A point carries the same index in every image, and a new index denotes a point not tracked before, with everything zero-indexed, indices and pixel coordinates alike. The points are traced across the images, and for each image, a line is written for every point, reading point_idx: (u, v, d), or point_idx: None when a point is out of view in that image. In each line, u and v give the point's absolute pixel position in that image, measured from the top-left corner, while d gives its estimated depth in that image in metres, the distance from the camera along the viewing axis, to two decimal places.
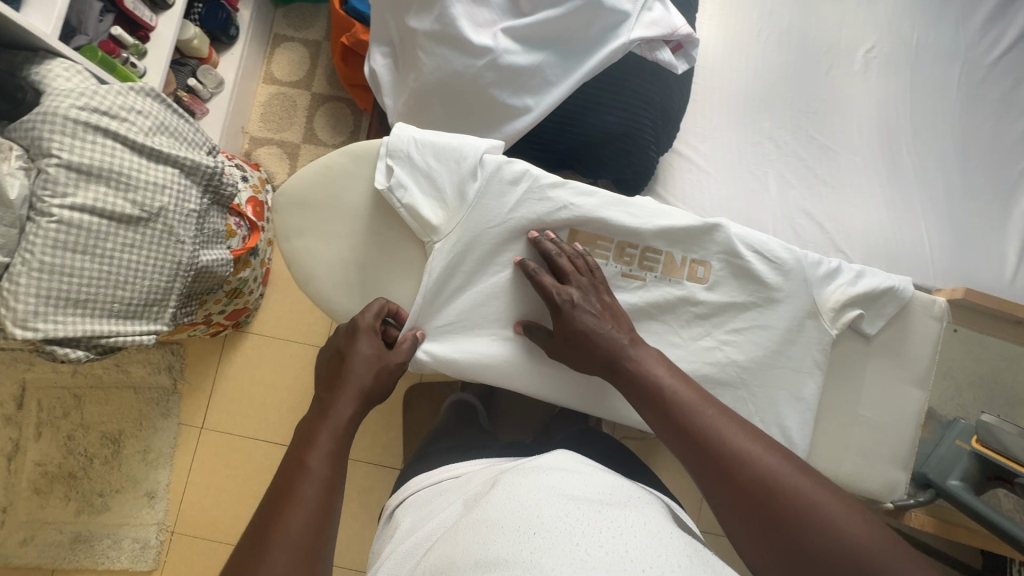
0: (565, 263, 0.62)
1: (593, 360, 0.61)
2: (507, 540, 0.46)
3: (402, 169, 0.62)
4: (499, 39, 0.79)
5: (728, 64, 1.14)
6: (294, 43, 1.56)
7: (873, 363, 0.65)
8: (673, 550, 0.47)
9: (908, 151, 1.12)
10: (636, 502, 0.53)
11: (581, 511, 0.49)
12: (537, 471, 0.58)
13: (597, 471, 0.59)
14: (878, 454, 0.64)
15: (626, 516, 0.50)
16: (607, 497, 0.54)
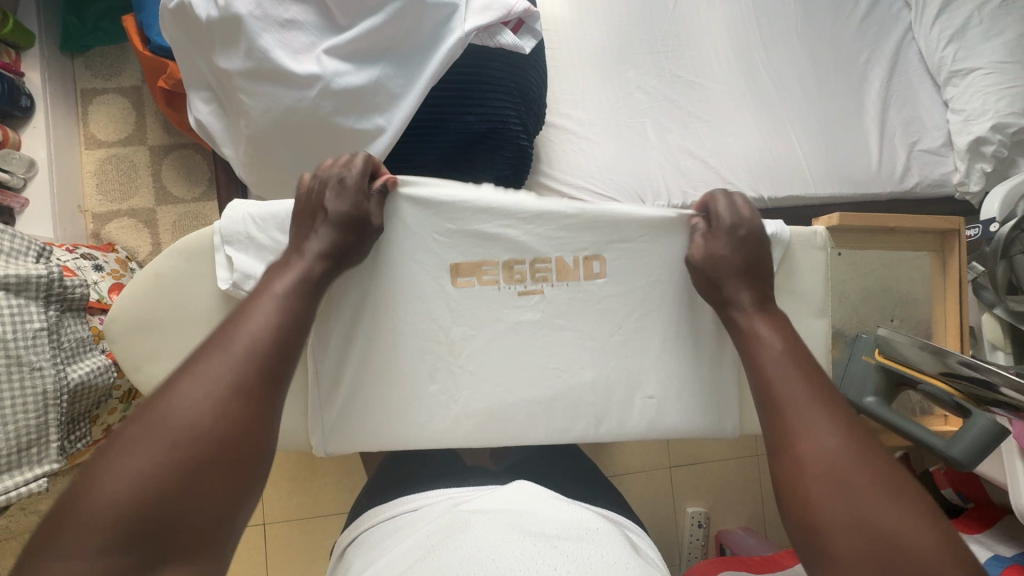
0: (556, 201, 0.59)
1: (716, 291, 0.57)
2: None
3: (248, 255, 0.51)
4: (326, 62, 0.71)
5: (579, 20, 1.11)
6: (109, 95, 1.35)
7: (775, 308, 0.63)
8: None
9: (764, 66, 1.15)
10: (592, 536, 0.53)
11: (535, 548, 0.49)
12: (497, 511, 0.57)
13: (554, 505, 0.59)
14: None
15: (583, 550, 0.50)
16: (563, 531, 0.54)
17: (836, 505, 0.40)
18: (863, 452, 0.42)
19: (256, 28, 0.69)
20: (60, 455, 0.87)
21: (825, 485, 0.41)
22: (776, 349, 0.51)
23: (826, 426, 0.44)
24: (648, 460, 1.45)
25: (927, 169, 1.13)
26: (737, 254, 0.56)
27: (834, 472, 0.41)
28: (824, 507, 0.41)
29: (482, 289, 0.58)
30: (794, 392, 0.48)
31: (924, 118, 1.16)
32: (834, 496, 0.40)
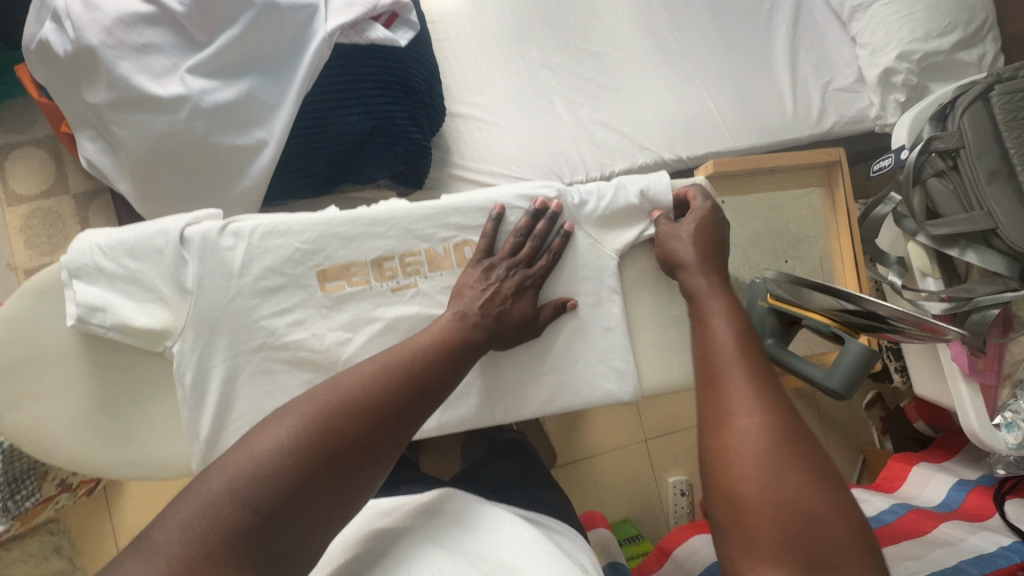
0: (555, 244, 0.58)
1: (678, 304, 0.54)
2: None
3: (99, 287, 0.50)
4: (190, 81, 0.70)
5: (474, 7, 1.09)
6: (25, 148, 1.33)
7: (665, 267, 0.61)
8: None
9: (669, 27, 1.14)
10: (516, 546, 0.49)
11: (452, 567, 0.45)
12: (416, 530, 0.52)
13: (484, 511, 0.56)
14: None
15: (498, 568, 0.46)
16: (487, 545, 0.50)
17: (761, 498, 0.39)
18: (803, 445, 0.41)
19: (111, 56, 0.67)
20: None
21: (763, 461, 0.40)
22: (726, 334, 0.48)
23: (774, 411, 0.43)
24: (622, 437, 1.45)
25: (843, 108, 1.13)
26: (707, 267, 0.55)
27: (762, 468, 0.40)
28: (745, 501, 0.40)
29: (353, 291, 0.55)
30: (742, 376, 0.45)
31: (834, 58, 1.16)
32: (768, 475, 0.39)
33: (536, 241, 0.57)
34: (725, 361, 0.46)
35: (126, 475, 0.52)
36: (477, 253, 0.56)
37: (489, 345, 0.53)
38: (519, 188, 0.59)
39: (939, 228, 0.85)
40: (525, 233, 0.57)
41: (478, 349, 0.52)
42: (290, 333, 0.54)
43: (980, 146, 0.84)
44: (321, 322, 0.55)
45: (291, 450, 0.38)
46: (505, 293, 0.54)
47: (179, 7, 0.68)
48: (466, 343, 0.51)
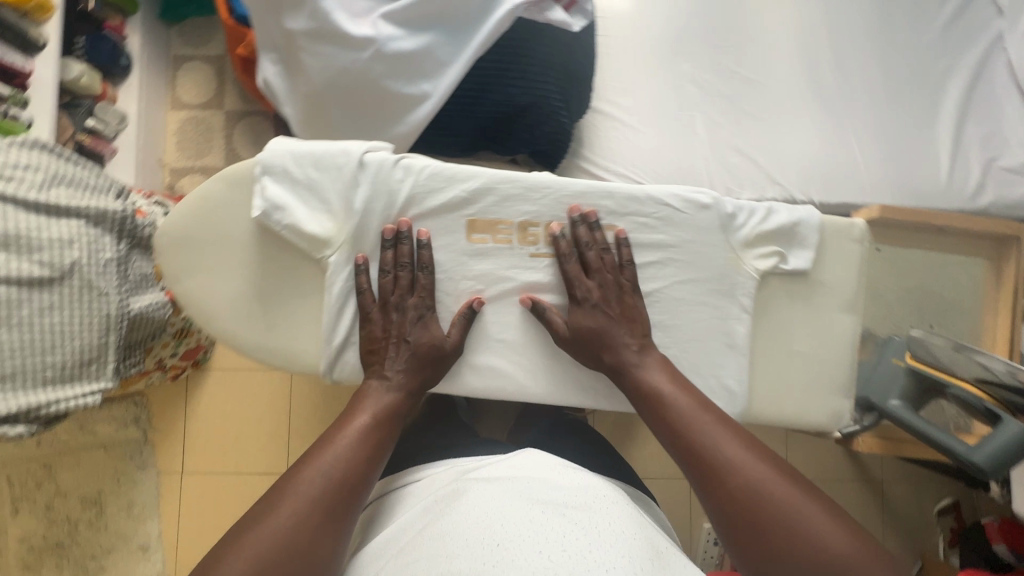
0: (423, 259, 0.56)
1: (599, 357, 0.57)
2: (473, 552, 0.54)
3: (283, 188, 0.56)
4: (381, 27, 0.75)
5: (638, 11, 1.10)
6: (196, 62, 1.48)
7: (801, 301, 0.59)
8: (626, 546, 0.56)
9: (830, 67, 1.10)
10: (596, 503, 0.62)
11: (546, 518, 0.58)
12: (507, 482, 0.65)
13: (561, 473, 0.68)
14: (823, 391, 0.60)
15: (590, 520, 0.59)
16: (570, 498, 0.63)
17: (777, 531, 0.48)
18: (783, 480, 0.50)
19: None
20: (117, 375, 0.99)
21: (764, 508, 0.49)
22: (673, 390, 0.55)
23: (753, 460, 0.52)
24: (668, 468, 1.41)
25: (1003, 189, 1.04)
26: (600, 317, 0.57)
27: (775, 513, 0.49)
28: (767, 540, 0.48)
29: (495, 247, 0.58)
30: (709, 435, 0.53)
31: (1007, 134, 1.07)
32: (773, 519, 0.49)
33: (431, 276, 0.56)
34: (688, 421, 0.54)
35: (263, 360, 0.58)
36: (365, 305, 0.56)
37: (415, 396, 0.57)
38: (674, 188, 0.59)
39: None
40: (393, 266, 0.56)
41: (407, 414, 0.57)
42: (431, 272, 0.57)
43: None
44: (459, 269, 0.58)
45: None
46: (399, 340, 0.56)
47: None
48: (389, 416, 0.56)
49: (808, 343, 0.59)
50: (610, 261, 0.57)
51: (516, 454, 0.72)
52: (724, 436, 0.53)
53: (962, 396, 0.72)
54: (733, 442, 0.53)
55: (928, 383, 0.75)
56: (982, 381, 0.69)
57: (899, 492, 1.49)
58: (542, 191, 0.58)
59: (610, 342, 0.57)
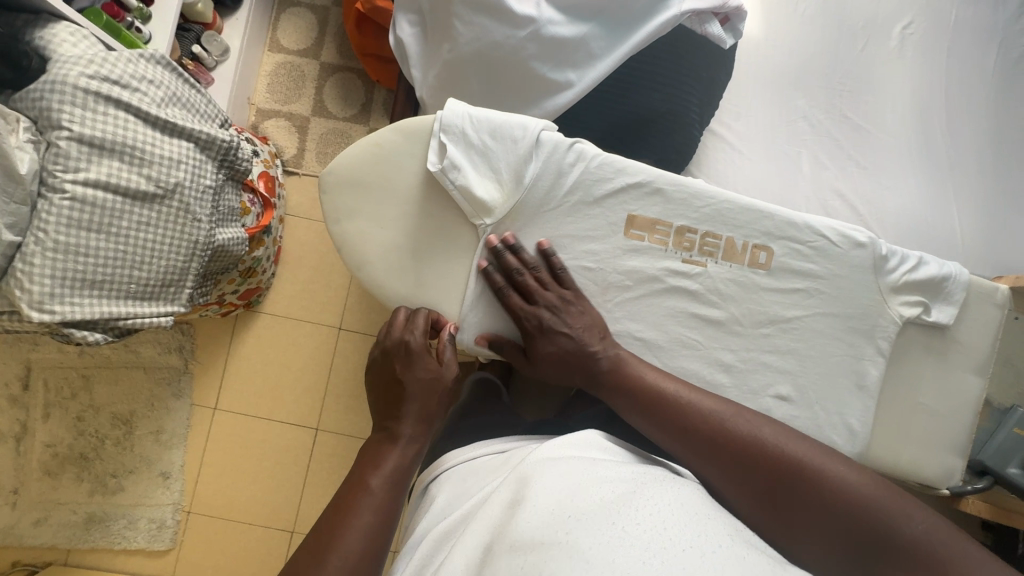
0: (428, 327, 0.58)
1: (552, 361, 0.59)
2: (541, 522, 0.42)
3: (458, 148, 0.56)
4: (544, 8, 0.76)
5: (764, 39, 1.10)
6: (301, 8, 1.48)
7: (934, 355, 0.60)
8: (713, 530, 0.42)
9: (943, 129, 1.10)
10: (668, 485, 0.49)
11: (618, 494, 0.45)
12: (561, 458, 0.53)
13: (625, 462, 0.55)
14: (939, 446, 0.60)
15: (660, 494, 0.46)
16: (641, 476, 0.49)
17: (809, 494, 0.50)
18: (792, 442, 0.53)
19: None
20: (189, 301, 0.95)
21: (792, 482, 0.51)
22: (659, 379, 0.57)
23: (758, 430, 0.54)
24: None
25: None
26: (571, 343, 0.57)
27: (798, 471, 0.51)
28: (794, 499, 0.50)
29: (649, 247, 0.59)
30: (711, 414, 0.55)
31: None
32: (803, 487, 0.51)
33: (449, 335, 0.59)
34: (687, 408, 0.55)
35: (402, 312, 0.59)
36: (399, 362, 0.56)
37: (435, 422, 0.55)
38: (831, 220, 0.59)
39: None
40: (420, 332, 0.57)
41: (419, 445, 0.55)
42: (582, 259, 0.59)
43: None
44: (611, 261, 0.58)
45: None
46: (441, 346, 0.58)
47: None
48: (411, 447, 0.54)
49: (933, 397, 0.60)
50: (568, 288, 0.58)
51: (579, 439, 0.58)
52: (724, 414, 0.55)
53: None
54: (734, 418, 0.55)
55: None
56: None
57: None
58: (703, 200, 0.59)
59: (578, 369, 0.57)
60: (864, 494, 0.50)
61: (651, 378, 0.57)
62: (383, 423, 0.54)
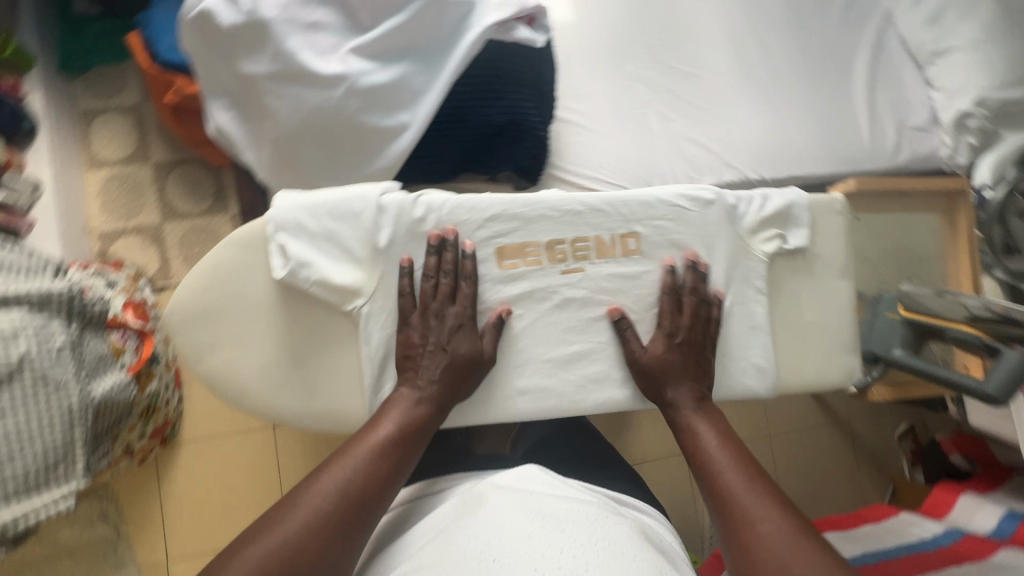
0: (465, 267, 0.55)
1: (658, 394, 0.58)
2: (473, 565, 0.48)
3: (302, 242, 0.53)
4: (351, 62, 0.73)
5: (581, 19, 1.14)
6: (110, 114, 1.34)
7: (804, 274, 0.64)
8: (633, 562, 0.50)
9: (757, 54, 1.20)
10: (594, 521, 0.55)
11: (543, 531, 0.52)
12: (501, 493, 0.59)
13: (558, 486, 0.63)
14: (836, 352, 0.65)
15: (592, 536, 0.52)
16: (573, 514, 0.57)
17: None
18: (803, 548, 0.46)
19: (283, 30, 0.71)
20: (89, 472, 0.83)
21: None
22: (709, 443, 0.55)
23: (776, 518, 0.49)
24: (666, 448, 1.45)
25: (916, 145, 1.18)
26: (678, 362, 0.58)
27: None
28: None
29: (527, 270, 0.58)
30: (735, 482, 0.52)
31: (910, 98, 1.21)
32: None
33: (473, 286, 0.55)
34: (714, 474, 0.53)
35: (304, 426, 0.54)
36: (408, 308, 0.54)
37: (444, 410, 0.54)
38: (676, 186, 0.62)
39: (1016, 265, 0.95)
40: (433, 274, 0.54)
41: (435, 421, 0.53)
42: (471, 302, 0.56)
43: None
44: (497, 297, 0.57)
45: None
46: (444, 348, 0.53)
47: None
48: (417, 431, 0.52)
49: (815, 311, 0.65)
50: (694, 313, 0.59)
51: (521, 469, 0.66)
52: (753, 492, 0.51)
53: (960, 337, 0.76)
54: (762, 500, 0.50)
55: (927, 330, 0.80)
56: (974, 320, 0.76)
57: (865, 428, 1.66)
58: (559, 210, 0.59)
59: (670, 384, 0.58)
60: None
61: (707, 440, 0.55)
62: (403, 363, 0.54)
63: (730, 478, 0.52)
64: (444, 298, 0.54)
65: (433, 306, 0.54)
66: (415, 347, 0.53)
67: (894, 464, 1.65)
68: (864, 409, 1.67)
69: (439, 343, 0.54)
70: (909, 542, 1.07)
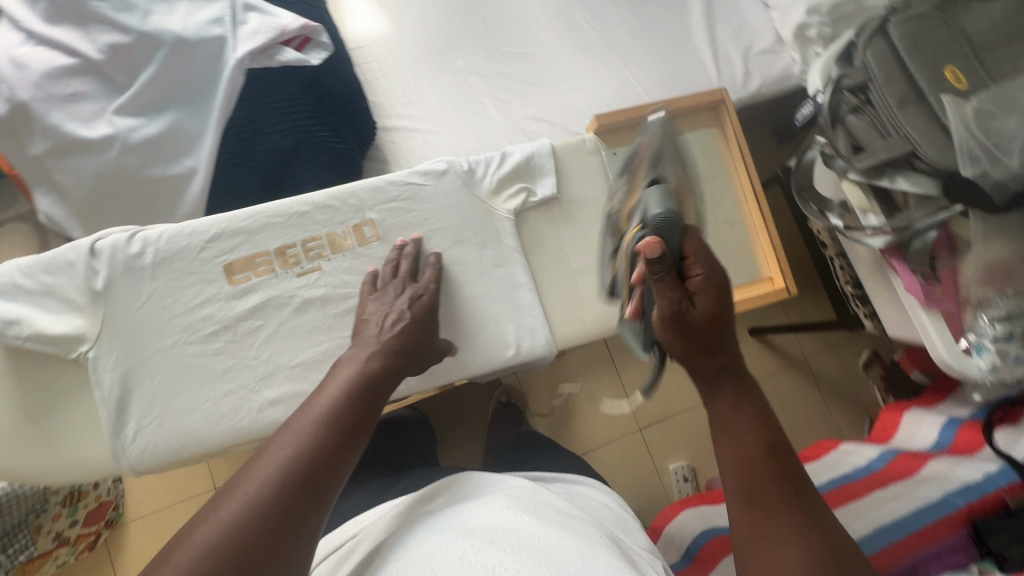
0: (431, 259, 0.68)
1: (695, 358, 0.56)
2: None
3: (18, 303, 0.59)
4: (117, 121, 0.75)
5: (400, 28, 1.15)
6: (8, 225, 1.34)
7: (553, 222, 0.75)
8: (563, 548, 0.51)
9: (586, 20, 1.19)
10: (525, 519, 0.56)
11: (479, 548, 0.51)
12: (442, 517, 0.58)
13: (499, 489, 0.64)
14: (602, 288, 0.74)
15: (523, 537, 0.53)
16: (508, 518, 0.56)
17: None
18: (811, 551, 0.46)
19: (43, 108, 0.73)
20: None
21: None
22: (738, 423, 0.53)
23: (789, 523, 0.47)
24: (616, 428, 1.38)
25: (765, 69, 1.15)
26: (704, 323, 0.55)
27: None
28: None
29: (259, 280, 0.65)
30: (758, 470, 0.50)
31: (751, 23, 1.19)
32: None
33: (435, 269, 0.67)
34: (746, 457, 0.51)
35: (53, 475, 0.62)
36: (366, 287, 0.65)
37: (398, 374, 0.58)
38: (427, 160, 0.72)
39: (864, 161, 0.85)
40: (399, 258, 0.67)
41: (388, 383, 0.57)
42: (217, 313, 0.63)
43: (886, 75, 0.85)
44: (248, 304, 0.64)
45: (217, 552, 0.39)
46: (402, 308, 0.62)
47: (98, 55, 0.74)
48: (375, 383, 0.56)
49: (578, 253, 0.75)
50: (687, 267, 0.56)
51: (463, 480, 0.68)
52: (774, 489, 0.49)
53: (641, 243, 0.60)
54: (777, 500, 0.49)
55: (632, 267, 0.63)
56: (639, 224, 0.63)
57: (830, 365, 1.56)
58: (294, 211, 0.67)
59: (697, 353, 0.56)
60: None
61: (733, 417, 0.54)
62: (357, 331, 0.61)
63: (753, 456, 0.51)
64: (406, 268, 0.66)
65: (381, 291, 0.64)
66: (381, 323, 0.60)
67: (869, 395, 1.55)
68: (825, 343, 1.57)
69: (384, 317, 0.61)
70: (844, 473, 0.99)
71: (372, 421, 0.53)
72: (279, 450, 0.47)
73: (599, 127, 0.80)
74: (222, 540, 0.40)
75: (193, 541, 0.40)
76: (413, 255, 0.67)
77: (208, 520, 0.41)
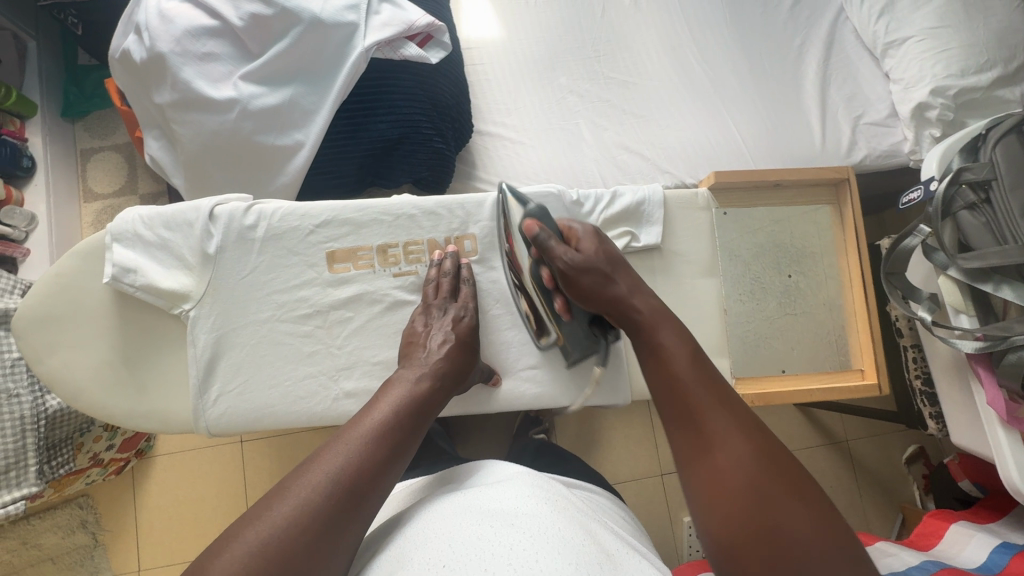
0: (464, 274, 0.69)
1: (608, 304, 0.61)
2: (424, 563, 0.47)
3: (136, 251, 0.64)
4: (241, 86, 0.77)
5: (511, 36, 1.16)
6: (103, 152, 1.40)
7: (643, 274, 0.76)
8: (584, 546, 0.49)
9: (696, 59, 1.18)
10: (545, 508, 0.54)
11: (491, 528, 0.50)
12: (459, 496, 0.58)
13: (520, 475, 0.63)
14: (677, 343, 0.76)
15: (539, 523, 0.51)
16: (526, 504, 0.55)
17: (752, 526, 0.44)
18: (747, 448, 0.47)
19: (177, 62, 0.76)
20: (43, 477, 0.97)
21: (738, 497, 0.45)
22: (673, 343, 0.55)
23: (734, 436, 0.48)
24: (639, 468, 1.36)
25: (872, 142, 1.11)
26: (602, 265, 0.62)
27: (743, 493, 0.45)
28: (744, 533, 0.44)
29: (358, 272, 0.68)
30: (698, 393, 0.51)
31: (866, 93, 1.15)
32: (738, 506, 0.45)
33: (471, 287, 0.68)
34: (680, 385, 0.52)
35: (130, 420, 0.66)
36: (418, 307, 0.67)
37: (445, 398, 0.59)
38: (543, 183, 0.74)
39: (971, 261, 0.80)
40: (438, 276, 0.68)
41: (436, 405, 0.57)
42: (316, 298, 0.67)
43: (1014, 179, 0.81)
44: (345, 296, 0.67)
45: (274, 549, 0.41)
46: (446, 331, 0.63)
47: (238, 22, 0.76)
48: (423, 404, 0.56)
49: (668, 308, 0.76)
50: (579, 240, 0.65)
51: (488, 465, 0.68)
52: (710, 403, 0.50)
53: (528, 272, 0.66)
54: (719, 413, 0.50)
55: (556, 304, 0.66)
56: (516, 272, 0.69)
57: (872, 452, 1.49)
58: (403, 211, 0.69)
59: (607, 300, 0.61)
60: (798, 534, 0.43)
61: (664, 335, 0.56)
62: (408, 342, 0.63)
63: (678, 370, 0.53)
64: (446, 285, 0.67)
65: (434, 304, 0.67)
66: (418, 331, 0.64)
67: (907, 492, 1.48)
68: (870, 429, 1.51)
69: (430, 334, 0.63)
70: None
71: (417, 437, 0.54)
72: (329, 455, 0.48)
73: (715, 182, 0.79)
74: (278, 534, 0.42)
75: (254, 532, 0.42)
76: (455, 274, 0.68)
77: (262, 517, 0.43)
